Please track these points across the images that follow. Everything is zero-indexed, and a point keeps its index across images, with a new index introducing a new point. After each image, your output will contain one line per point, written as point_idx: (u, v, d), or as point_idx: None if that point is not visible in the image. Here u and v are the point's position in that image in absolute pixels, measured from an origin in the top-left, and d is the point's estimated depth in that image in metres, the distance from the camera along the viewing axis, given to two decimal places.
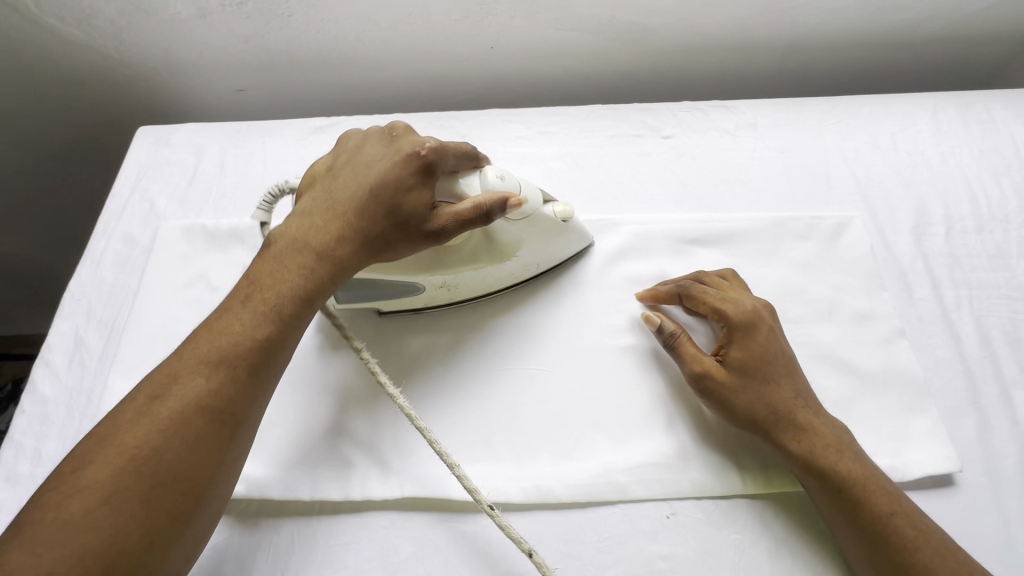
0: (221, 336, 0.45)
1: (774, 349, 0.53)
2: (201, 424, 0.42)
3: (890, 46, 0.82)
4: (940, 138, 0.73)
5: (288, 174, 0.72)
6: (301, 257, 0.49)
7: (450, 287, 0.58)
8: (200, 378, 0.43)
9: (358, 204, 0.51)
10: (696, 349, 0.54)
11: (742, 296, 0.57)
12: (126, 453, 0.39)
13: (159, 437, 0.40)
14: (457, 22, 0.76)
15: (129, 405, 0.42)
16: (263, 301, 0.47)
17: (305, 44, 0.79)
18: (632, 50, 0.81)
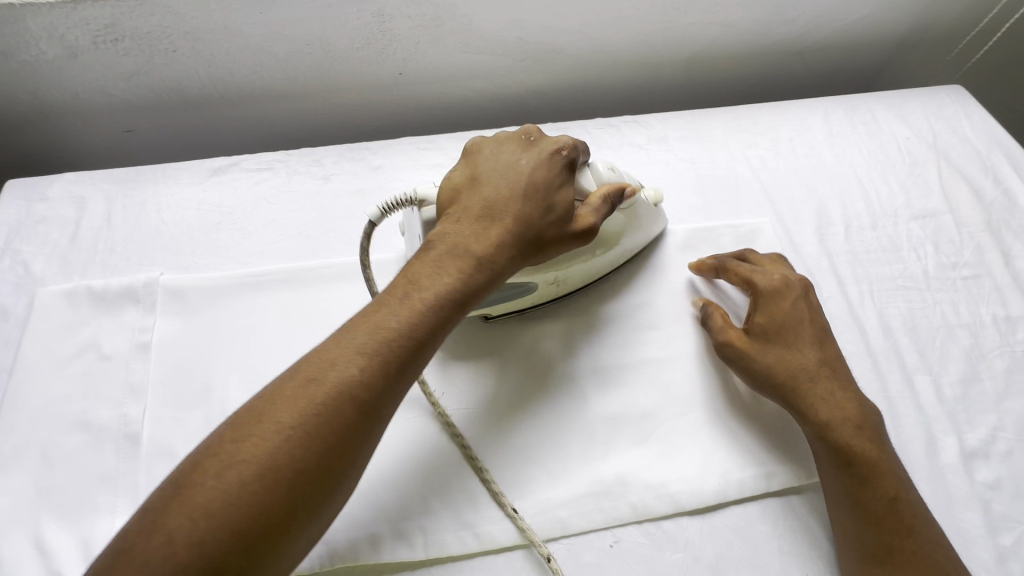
0: (378, 326, 0.44)
1: (805, 316, 0.57)
2: (350, 416, 0.41)
3: (781, 55, 0.87)
4: (832, 140, 0.78)
5: (188, 221, 0.67)
6: (456, 252, 0.49)
7: (558, 282, 0.59)
8: (353, 369, 0.42)
9: (509, 203, 0.51)
10: (725, 320, 0.58)
11: (778, 270, 0.60)
12: (281, 436, 0.39)
13: (311, 424, 0.40)
14: (361, 49, 0.74)
15: (287, 385, 0.42)
16: (421, 296, 0.47)
17: (197, 79, 0.74)
18: (542, 70, 0.81)
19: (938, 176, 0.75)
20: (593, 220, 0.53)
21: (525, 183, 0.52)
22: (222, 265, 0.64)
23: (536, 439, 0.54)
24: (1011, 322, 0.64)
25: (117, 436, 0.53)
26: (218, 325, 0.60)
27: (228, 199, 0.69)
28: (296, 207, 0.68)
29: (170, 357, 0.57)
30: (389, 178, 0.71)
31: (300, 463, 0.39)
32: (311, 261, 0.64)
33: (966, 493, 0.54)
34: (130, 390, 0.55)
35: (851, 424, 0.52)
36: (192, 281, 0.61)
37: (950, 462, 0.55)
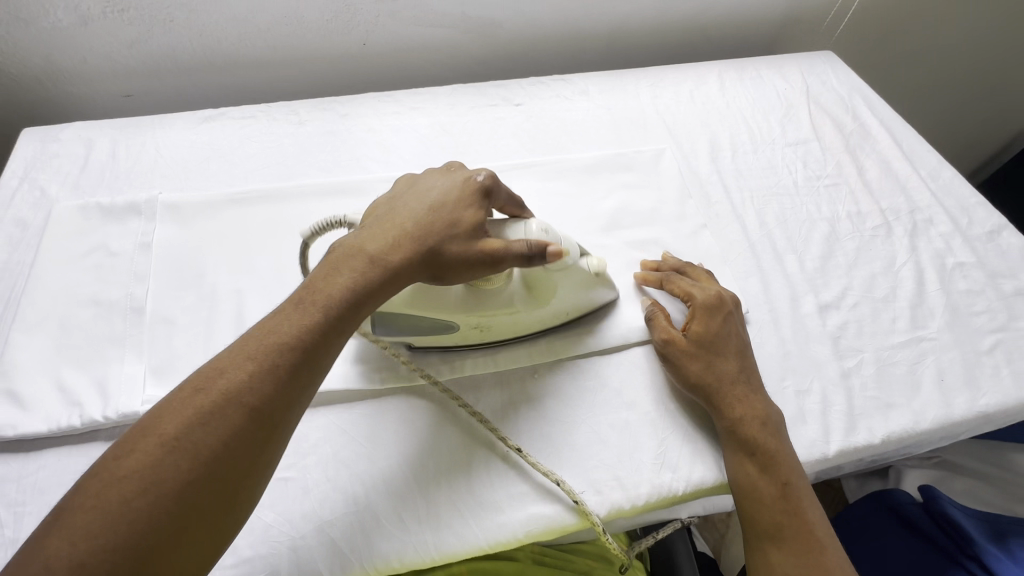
0: (272, 334, 0.46)
1: (720, 330, 0.62)
2: (237, 421, 0.42)
3: (684, 30, 1.05)
4: (724, 91, 0.95)
5: (181, 156, 0.79)
6: (354, 264, 0.51)
7: (483, 327, 0.60)
8: (242, 374, 0.44)
9: (414, 220, 0.54)
10: (666, 322, 0.63)
11: (711, 284, 0.66)
12: (164, 444, 0.40)
13: (198, 427, 0.41)
14: (329, 22, 0.88)
15: (175, 395, 0.42)
16: (314, 303, 0.48)
17: (190, 47, 0.87)
18: (485, 41, 0.98)
19: (809, 115, 0.92)
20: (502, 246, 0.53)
21: (430, 203, 0.55)
22: (211, 187, 0.76)
23: None
24: (861, 214, 0.79)
25: (124, 308, 0.63)
26: (208, 230, 0.71)
27: (217, 140, 0.81)
28: (275, 144, 0.81)
29: (168, 253, 0.69)
30: (354, 123, 0.85)
31: (188, 464, 0.40)
32: (288, 183, 0.77)
33: (819, 332, 0.67)
34: (134, 276, 0.66)
35: (703, 364, 0.60)
36: (186, 197, 0.73)
37: (808, 312, 0.69)
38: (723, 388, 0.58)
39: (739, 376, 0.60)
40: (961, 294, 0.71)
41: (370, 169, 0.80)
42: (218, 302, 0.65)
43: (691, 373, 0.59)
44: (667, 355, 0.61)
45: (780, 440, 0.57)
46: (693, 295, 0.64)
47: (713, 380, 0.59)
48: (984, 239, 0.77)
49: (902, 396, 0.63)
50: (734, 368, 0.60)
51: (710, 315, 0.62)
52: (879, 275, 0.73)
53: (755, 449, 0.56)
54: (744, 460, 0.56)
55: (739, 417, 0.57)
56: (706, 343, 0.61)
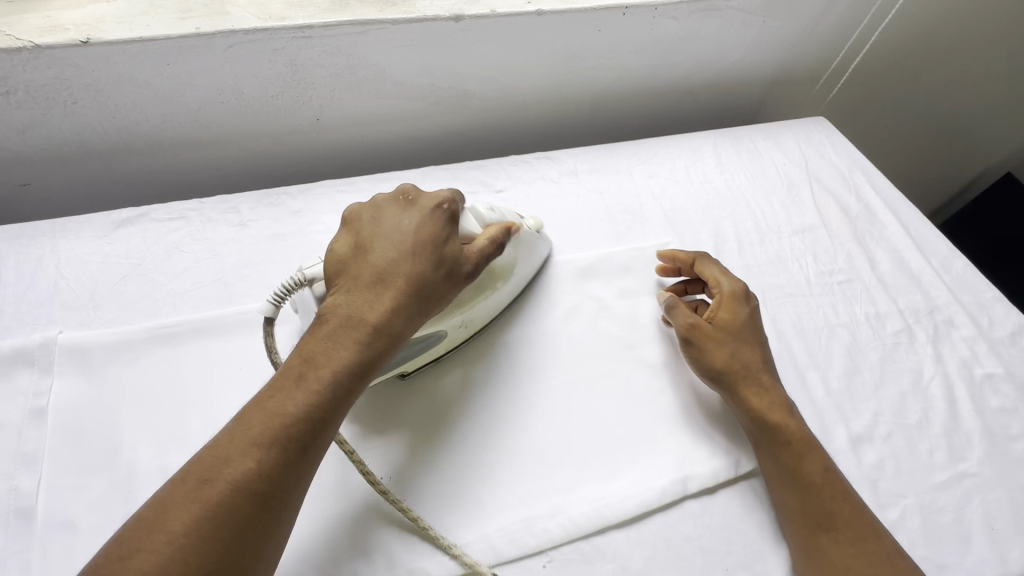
0: (269, 416, 0.44)
1: (746, 318, 0.63)
2: (248, 512, 0.41)
3: (672, 95, 0.97)
4: (722, 168, 0.87)
5: (90, 276, 0.64)
6: (344, 328, 0.48)
7: (466, 322, 0.60)
8: (248, 462, 0.42)
9: (403, 274, 0.50)
10: (757, 393, 0.59)
11: (737, 310, 0.63)
12: (174, 545, 0.38)
13: (207, 525, 0.39)
14: (275, 97, 0.75)
15: (178, 490, 0.40)
16: (314, 376, 0.46)
17: (101, 129, 0.72)
18: (457, 112, 0.86)
19: (812, 195, 0.86)
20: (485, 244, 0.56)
21: (412, 249, 0.51)
22: (129, 319, 0.61)
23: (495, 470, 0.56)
24: (880, 317, 0.73)
25: (7, 512, 0.49)
26: (123, 381, 0.57)
27: (136, 251, 0.66)
28: (211, 254, 0.67)
29: (71, 419, 0.54)
30: (308, 221, 0.72)
31: (204, 561, 0.39)
32: (227, 308, 0.63)
33: (856, 474, 0.60)
34: (21, 460, 0.51)
35: (727, 338, 0.61)
36: (94, 337, 0.58)
37: (842, 448, 0.61)
38: (797, 448, 0.56)
39: (807, 432, 0.57)
40: (995, 414, 0.65)
41: None
42: (136, 491, 0.51)
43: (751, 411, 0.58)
44: (692, 331, 0.61)
45: (862, 507, 0.54)
46: (719, 282, 0.65)
47: (778, 418, 0.57)
48: (1007, 343, 0.72)
49: (953, 553, 0.56)
50: (758, 364, 0.61)
51: (735, 316, 0.62)
52: (909, 394, 0.66)
53: (839, 526, 0.52)
54: (832, 547, 0.52)
55: (823, 489, 0.54)
56: (732, 329, 0.62)
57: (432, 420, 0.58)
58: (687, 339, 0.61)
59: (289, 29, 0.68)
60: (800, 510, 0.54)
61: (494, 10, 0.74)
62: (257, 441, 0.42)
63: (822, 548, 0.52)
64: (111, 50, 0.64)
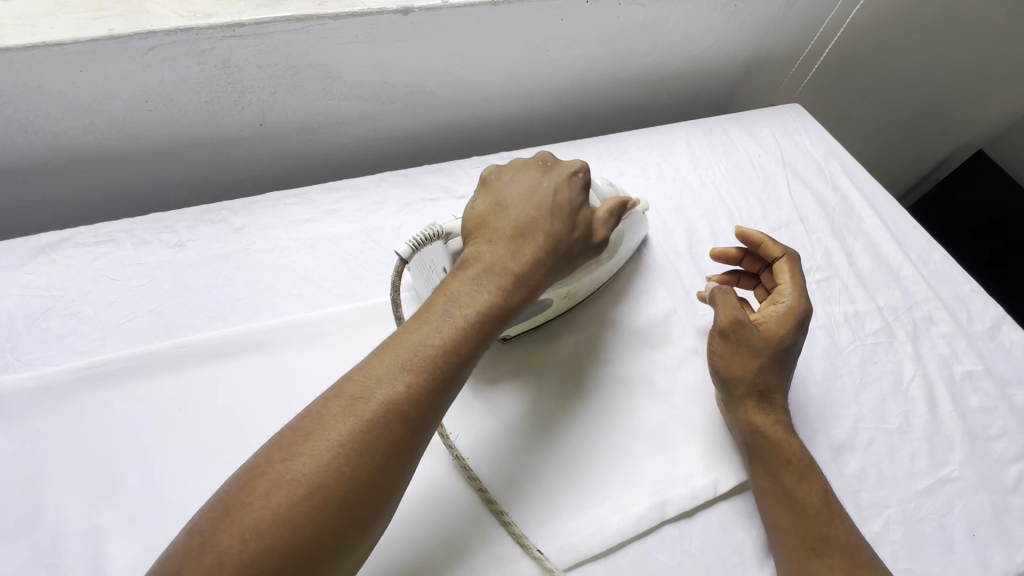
0: (417, 346, 0.43)
1: (791, 345, 0.58)
2: (397, 434, 0.40)
3: (644, 85, 0.93)
4: (696, 162, 0.84)
5: (6, 313, 0.57)
6: (493, 272, 0.48)
7: (570, 297, 0.62)
8: (398, 388, 0.41)
9: (544, 230, 0.52)
10: (762, 415, 0.56)
11: (783, 333, 0.58)
12: (333, 452, 0.39)
13: (357, 439, 0.39)
14: (211, 103, 0.69)
15: (333, 401, 0.41)
16: (458, 313, 0.46)
17: (14, 145, 0.65)
18: (415, 111, 0.81)
19: (788, 189, 0.82)
20: (604, 232, 0.57)
21: (554, 207, 0.53)
22: (52, 359, 0.56)
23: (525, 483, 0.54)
24: (860, 316, 0.70)
25: None
26: (48, 431, 0.51)
27: (59, 281, 0.60)
28: (145, 281, 0.62)
29: None
30: (253, 238, 0.66)
31: (356, 470, 0.39)
32: (164, 341, 0.58)
33: (837, 486, 0.58)
34: None
35: (767, 347, 0.57)
36: (10, 383, 0.52)
37: (823, 459, 0.59)
38: (798, 468, 0.54)
39: (808, 454, 0.55)
40: (975, 414, 0.64)
41: (280, 308, 0.62)
42: (64, 555, 0.46)
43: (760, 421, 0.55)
44: (732, 329, 0.58)
45: (855, 533, 0.52)
46: (785, 296, 0.60)
47: (780, 432, 0.55)
48: (986, 338, 0.70)
49: (935, 564, 0.54)
50: (778, 379, 0.58)
51: (783, 335, 0.58)
52: (890, 397, 0.64)
53: (833, 549, 0.50)
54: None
55: (819, 512, 0.52)
56: (772, 343, 0.57)
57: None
58: (725, 329, 0.58)
59: (217, 28, 0.61)
60: (791, 534, 0.52)
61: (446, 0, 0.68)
62: (406, 366, 0.42)
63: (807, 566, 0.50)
64: (11, 58, 0.57)
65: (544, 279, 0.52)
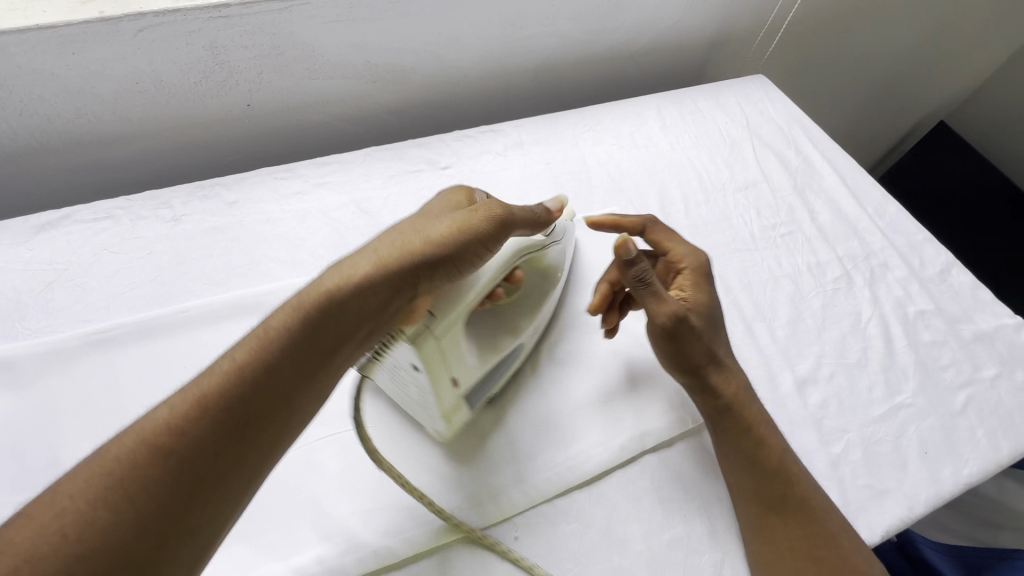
0: (214, 370, 0.39)
1: (711, 301, 0.61)
2: (152, 468, 0.35)
3: (616, 60, 0.97)
4: (666, 130, 0.88)
5: (11, 286, 0.60)
6: (331, 283, 0.44)
7: (535, 332, 0.60)
8: (166, 412, 0.37)
9: (409, 235, 0.47)
10: (722, 379, 0.57)
11: (699, 296, 0.60)
12: (59, 520, 0.32)
13: (99, 486, 0.34)
14: (199, 85, 0.72)
15: (108, 442, 0.36)
16: (272, 328, 0.41)
17: (7, 128, 0.67)
18: (396, 89, 0.84)
19: (753, 152, 0.87)
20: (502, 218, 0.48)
21: (422, 220, 0.49)
22: (59, 327, 0.58)
23: (517, 428, 0.58)
24: (821, 266, 0.76)
25: None
26: (61, 392, 0.54)
27: (61, 255, 0.63)
28: (144, 253, 0.64)
29: (4, 437, 0.51)
30: (246, 211, 0.69)
31: (80, 539, 0.32)
32: (166, 307, 0.61)
33: (803, 415, 0.63)
34: None
35: (704, 322, 0.58)
36: (22, 348, 0.55)
37: (789, 392, 0.64)
38: (758, 433, 0.55)
39: (763, 415, 0.56)
40: (927, 348, 0.69)
41: (276, 274, 0.65)
42: None
43: (720, 394, 0.56)
44: (677, 324, 0.56)
45: (814, 490, 0.53)
46: (682, 258, 0.63)
47: (735, 401, 0.56)
48: (937, 281, 0.76)
49: (892, 479, 0.60)
50: (721, 346, 0.59)
51: (706, 296, 0.60)
52: (849, 335, 0.69)
53: (790, 508, 0.52)
54: (780, 528, 0.51)
55: (779, 472, 0.53)
56: (698, 311, 0.59)
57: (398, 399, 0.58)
58: (670, 330, 0.56)
59: (203, 9, 0.64)
60: (750, 492, 0.53)
61: None
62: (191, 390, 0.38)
63: (761, 523, 0.52)
64: (5, 41, 0.59)
65: (405, 291, 0.45)
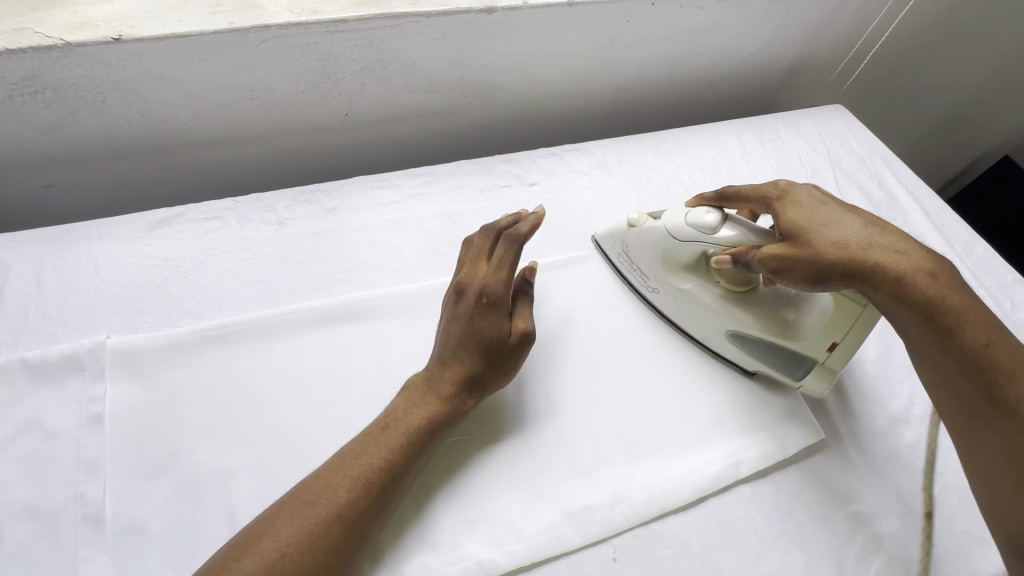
0: (357, 459, 0.49)
1: (823, 204, 0.56)
2: (335, 534, 0.45)
3: (695, 83, 0.98)
4: (748, 157, 0.88)
5: (131, 279, 0.63)
6: (424, 396, 0.54)
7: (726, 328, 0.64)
8: (342, 492, 0.47)
9: (455, 343, 0.55)
10: (923, 261, 0.51)
11: (802, 204, 0.57)
12: (283, 548, 0.43)
13: (290, 554, 0.43)
14: (305, 93, 0.74)
15: (285, 505, 0.46)
16: (396, 431, 0.51)
17: (127, 127, 0.70)
18: (484, 105, 0.86)
19: (836, 183, 0.87)
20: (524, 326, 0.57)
21: (460, 329, 0.55)
22: (175, 322, 0.61)
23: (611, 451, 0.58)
24: None
25: (75, 520, 0.49)
26: (180, 384, 0.56)
27: (175, 252, 0.66)
28: (251, 254, 0.67)
29: (128, 425, 0.54)
30: (345, 218, 0.71)
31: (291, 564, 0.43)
32: (272, 308, 0.63)
33: (897, 453, 0.61)
34: (83, 468, 0.51)
35: (823, 235, 0.53)
36: (143, 340, 0.58)
37: (881, 429, 0.63)
38: (950, 319, 0.49)
39: (968, 300, 0.49)
40: None
41: (374, 282, 0.67)
42: (202, 494, 0.51)
43: (896, 283, 0.50)
44: (830, 258, 0.52)
45: None
46: (768, 190, 0.60)
47: (930, 278, 0.50)
48: None
49: None
50: (863, 232, 0.53)
51: (812, 206, 0.56)
52: None
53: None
54: (988, 446, 0.47)
55: (977, 354, 0.48)
56: (820, 211, 0.55)
57: (493, 410, 0.59)
58: (840, 268, 0.52)
59: (324, 23, 0.67)
60: (970, 462, 0.49)
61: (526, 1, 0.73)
62: (352, 476, 0.48)
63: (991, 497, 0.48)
64: (142, 47, 0.62)
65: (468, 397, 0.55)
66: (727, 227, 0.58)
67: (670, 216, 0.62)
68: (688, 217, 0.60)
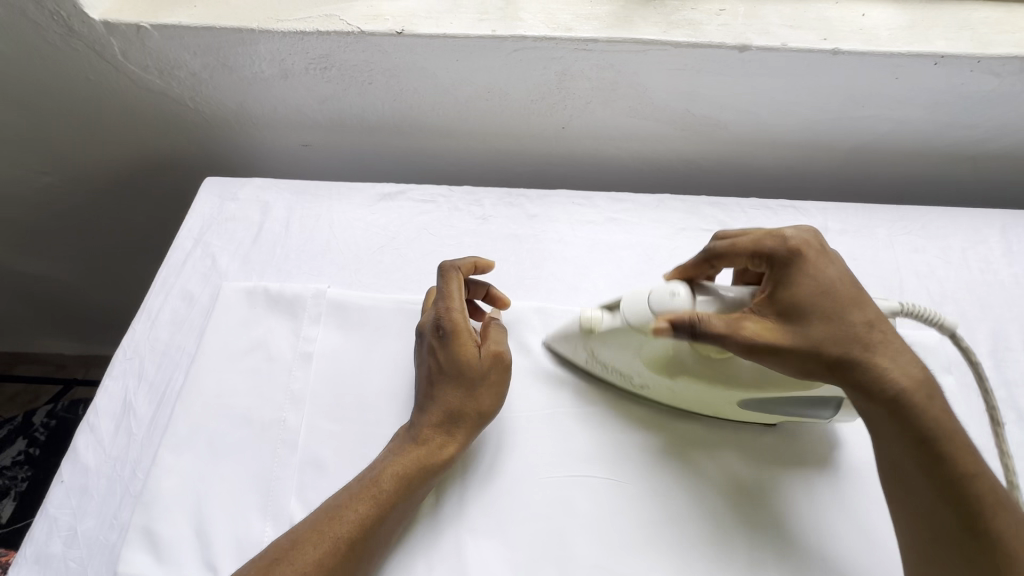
0: (414, 449, 0.52)
1: (833, 273, 0.47)
2: (395, 506, 0.49)
3: (951, 159, 0.83)
4: (1011, 257, 0.73)
5: (355, 242, 0.71)
6: (426, 396, 0.54)
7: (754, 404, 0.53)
8: (396, 474, 0.50)
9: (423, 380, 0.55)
10: (891, 362, 0.44)
11: (819, 270, 0.47)
12: (362, 513, 0.48)
13: (359, 517, 0.48)
14: (533, 102, 0.77)
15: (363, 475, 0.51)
16: (423, 426, 0.53)
17: (380, 109, 0.80)
18: (699, 141, 0.82)
19: None
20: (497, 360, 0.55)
21: (428, 365, 0.55)
22: (383, 288, 0.67)
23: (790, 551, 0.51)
24: None
25: (276, 439, 0.56)
26: (377, 345, 0.62)
27: (393, 225, 0.73)
28: (454, 242, 0.71)
29: (331, 370, 0.60)
30: (542, 228, 0.73)
31: (358, 524, 0.48)
32: None
33: None
34: (290, 397, 0.58)
35: (821, 317, 0.45)
36: (358, 297, 0.64)
37: None
38: (937, 444, 0.43)
39: (942, 410, 0.44)
40: None
41: (560, 296, 0.68)
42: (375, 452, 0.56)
43: (881, 387, 0.44)
44: (818, 351, 0.44)
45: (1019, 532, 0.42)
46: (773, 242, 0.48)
47: (924, 395, 0.44)
48: None
49: None
50: (877, 323, 0.46)
51: (826, 274, 0.47)
52: None
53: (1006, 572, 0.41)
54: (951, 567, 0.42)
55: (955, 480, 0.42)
56: (825, 285, 0.46)
57: (656, 463, 0.55)
58: (825, 359, 0.44)
59: (576, 41, 0.69)
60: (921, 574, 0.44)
61: (786, 44, 0.68)
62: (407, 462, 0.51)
63: None
64: (416, 42, 0.70)
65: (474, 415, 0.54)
66: (699, 298, 0.48)
67: (628, 301, 0.50)
68: (650, 296, 0.48)
